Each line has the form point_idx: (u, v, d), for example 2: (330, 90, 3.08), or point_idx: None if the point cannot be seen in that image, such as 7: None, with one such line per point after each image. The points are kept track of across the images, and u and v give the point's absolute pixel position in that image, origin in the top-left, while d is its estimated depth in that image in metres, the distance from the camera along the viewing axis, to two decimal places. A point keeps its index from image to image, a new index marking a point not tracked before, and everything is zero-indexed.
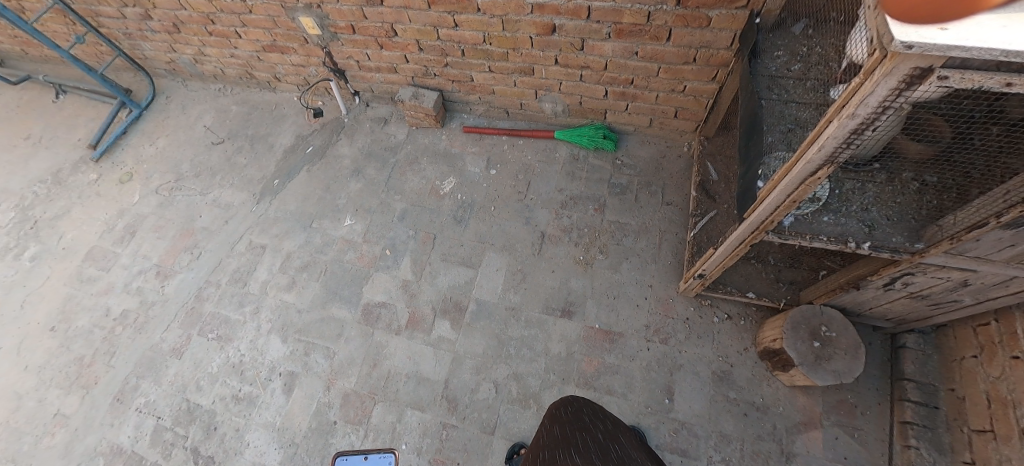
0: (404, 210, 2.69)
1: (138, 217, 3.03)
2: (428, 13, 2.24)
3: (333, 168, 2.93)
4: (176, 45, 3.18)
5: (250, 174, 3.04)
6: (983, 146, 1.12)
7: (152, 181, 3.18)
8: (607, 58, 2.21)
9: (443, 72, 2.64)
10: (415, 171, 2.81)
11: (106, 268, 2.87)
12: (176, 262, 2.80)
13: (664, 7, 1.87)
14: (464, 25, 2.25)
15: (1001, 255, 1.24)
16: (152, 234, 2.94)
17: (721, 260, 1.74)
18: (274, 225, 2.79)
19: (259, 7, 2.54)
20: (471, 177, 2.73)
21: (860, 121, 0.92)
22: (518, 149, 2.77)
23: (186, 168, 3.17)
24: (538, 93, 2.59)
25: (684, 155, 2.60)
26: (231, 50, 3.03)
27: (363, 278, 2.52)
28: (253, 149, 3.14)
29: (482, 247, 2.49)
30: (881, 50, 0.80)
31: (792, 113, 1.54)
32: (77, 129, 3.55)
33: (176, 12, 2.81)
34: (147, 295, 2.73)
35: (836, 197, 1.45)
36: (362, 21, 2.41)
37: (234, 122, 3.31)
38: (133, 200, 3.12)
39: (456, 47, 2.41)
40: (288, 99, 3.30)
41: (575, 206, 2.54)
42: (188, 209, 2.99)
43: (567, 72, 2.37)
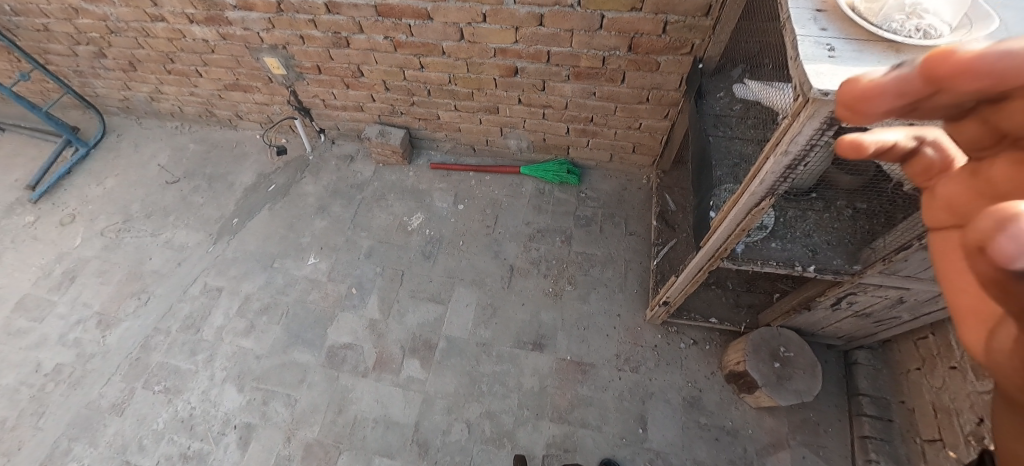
0: (371, 247, 2.65)
1: (79, 262, 2.83)
2: (394, 55, 2.31)
3: (297, 206, 2.87)
4: (131, 83, 3.09)
5: (207, 214, 2.92)
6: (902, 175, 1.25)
7: (97, 223, 3.00)
8: (568, 98, 2.33)
9: (410, 110, 2.69)
10: (382, 207, 2.80)
11: (38, 319, 2.63)
12: (120, 309, 2.61)
13: (617, 53, 2.02)
14: (429, 67, 2.33)
15: (928, 273, 1.36)
16: (94, 280, 2.74)
17: (683, 288, 1.79)
18: (231, 266, 2.67)
19: (222, 47, 2.54)
20: (438, 212, 2.74)
21: (793, 157, 0.99)
22: (486, 184, 2.82)
23: (137, 209, 3.02)
24: (503, 131, 2.68)
25: (644, 187, 2.72)
26: (190, 88, 2.97)
27: (328, 319, 2.43)
28: (211, 188, 3.04)
29: (451, 282, 2.48)
30: (802, 95, 0.87)
31: (736, 149, 1.68)
32: (13, 170, 3.33)
33: (132, 51, 2.76)
34: (85, 347, 2.50)
35: (781, 224, 1.55)
36: (328, 62, 2.45)
37: (191, 161, 3.20)
38: (75, 244, 2.91)
39: (422, 88, 2.48)
40: (250, 136, 3.24)
41: (542, 239, 2.59)
42: (136, 252, 2.82)
43: (530, 111, 2.47)
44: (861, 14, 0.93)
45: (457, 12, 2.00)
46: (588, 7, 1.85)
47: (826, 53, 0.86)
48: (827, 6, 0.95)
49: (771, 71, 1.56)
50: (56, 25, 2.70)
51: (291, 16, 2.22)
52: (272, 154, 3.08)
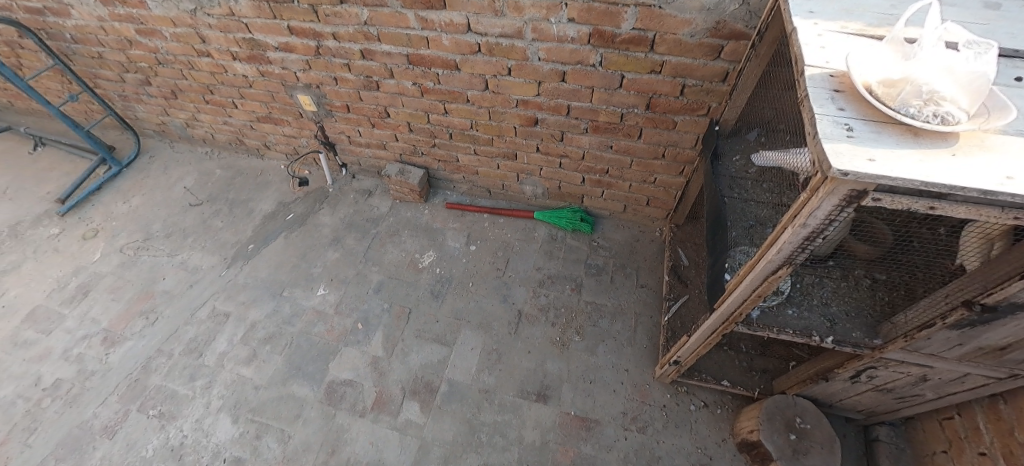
0: (381, 282, 2.65)
1: (95, 277, 2.87)
2: (421, 100, 2.42)
3: (312, 236, 2.92)
4: (170, 109, 3.26)
5: (224, 238, 2.98)
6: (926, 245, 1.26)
7: (117, 240, 3.07)
8: (585, 150, 2.39)
9: (430, 152, 2.78)
10: (394, 243, 2.83)
11: (46, 331, 2.64)
12: (126, 328, 2.61)
13: (635, 110, 2.09)
14: (453, 112, 2.43)
15: (953, 353, 1.31)
16: (106, 296, 2.77)
17: (695, 348, 1.75)
18: (241, 292, 2.69)
19: (259, 83, 2.69)
20: (450, 251, 2.76)
21: (811, 230, 0.98)
22: (499, 227, 2.85)
23: (158, 228, 3.10)
24: (520, 176, 2.74)
25: (656, 240, 2.72)
26: (225, 118, 3.12)
27: (330, 353, 2.40)
28: (231, 213, 3.12)
29: (458, 324, 2.45)
30: (821, 173, 0.89)
31: (752, 211, 1.70)
32: (47, 183, 3.47)
33: (176, 81, 2.93)
34: (87, 364, 2.49)
35: (797, 290, 1.52)
36: (357, 102, 2.57)
37: (216, 186, 3.31)
38: (93, 259, 2.98)
39: (444, 131, 2.57)
40: (275, 166, 3.36)
41: (552, 285, 2.57)
42: (151, 271, 2.86)
43: (547, 159, 2.54)
44: (879, 97, 0.94)
45: (483, 65, 2.10)
46: (609, 67, 1.94)
47: (844, 133, 0.88)
48: (845, 86, 0.98)
49: (788, 137, 1.60)
50: (110, 54, 2.89)
51: (328, 59, 2.36)
52: (293, 184, 3.17)
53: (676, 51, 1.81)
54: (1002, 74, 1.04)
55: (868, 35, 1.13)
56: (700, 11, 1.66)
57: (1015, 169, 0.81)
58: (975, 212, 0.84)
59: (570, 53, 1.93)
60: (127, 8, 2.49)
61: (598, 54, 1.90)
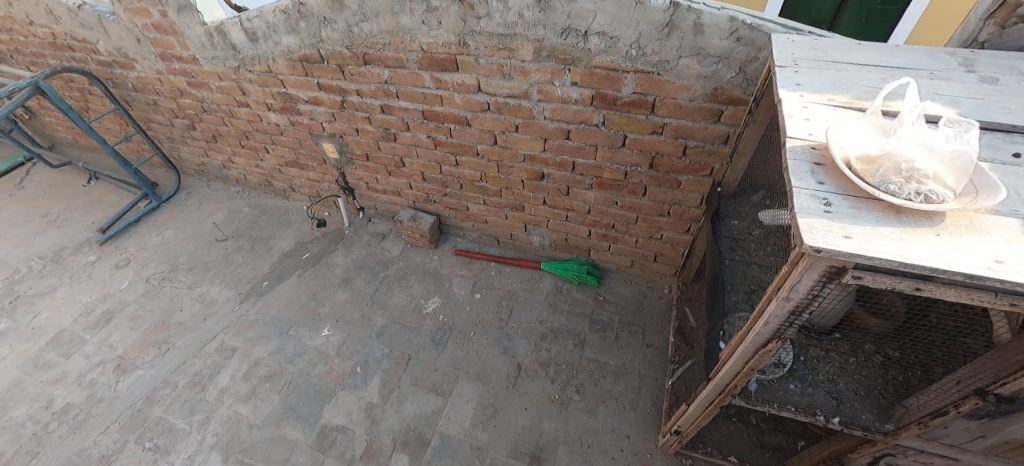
0: (384, 326, 2.67)
1: (119, 304, 3.02)
2: (434, 151, 2.54)
3: (324, 275, 3.00)
4: (210, 151, 3.53)
5: (242, 273, 3.10)
6: (939, 323, 1.18)
7: (146, 269, 3.25)
8: (590, 204, 2.42)
9: (442, 200, 2.87)
10: (402, 287, 2.87)
11: (66, 355, 2.76)
12: (138, 356, 2.69)
13: (639, 169, 2.13)
14: (464, 164, 2.53)
15: (977, 446, 1.18)
16: (126, 324, 2.89)
17: (694, 419, 1.64)
18: (250, 328, 2.75)
19: (290, 131, 2.91)
20: (455, 298, 2.78)
21: (796, 304, 0.95)
22: (505, 276, 2.86)
23: (183, 260, 3.26)
24: (527, 227, 2.77)
25: (665, 297, 2.66)
26: (257, 161, 3.35)
27: (327, 396, 2.38)
28: (252, 250, 3.26)
29: (456, 375, 2.41)
30: (798, 246, 0.88)
31: (755, 275, 1.66)
32: (93, 214, 3.76)
33: (218, 127, 3.20)
34: (96, 390, 2.56)
35: (801, 363, 1.44)
36: (375, 151, 2.73)
37: (242, 222, 3.50)
38: (121, 286, 3.15)
39: (455, 181, 2.67)
40: (298, 207, 3.53)
41: (554, 339, 2.52)
42: (171, 301, 2.99)
43: (553, 212, 2.58)
44: (858, 172, 0.92)
45: (492, 121, 2.22)
46: (612, 127, 2.00)
47: (821, 207, 0.87)
48: (825, 159, 0.98)
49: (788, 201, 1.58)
50: (163, 101, 3.21)
51: (351, 112, 2.55)
52: (313, 225, 3.31)
53: (676, 114, 1.86)
54: (1000, 148, 1.00)
55: (855, 107, 1.13)
56: (697, 78, 1.72)
57: (1007, 252, 0.77)
58: (966, 296, 0.80)
59: (574, 114, 2.02)
60: (182, 64, 2.80)
61: (601, 115, 1.97)
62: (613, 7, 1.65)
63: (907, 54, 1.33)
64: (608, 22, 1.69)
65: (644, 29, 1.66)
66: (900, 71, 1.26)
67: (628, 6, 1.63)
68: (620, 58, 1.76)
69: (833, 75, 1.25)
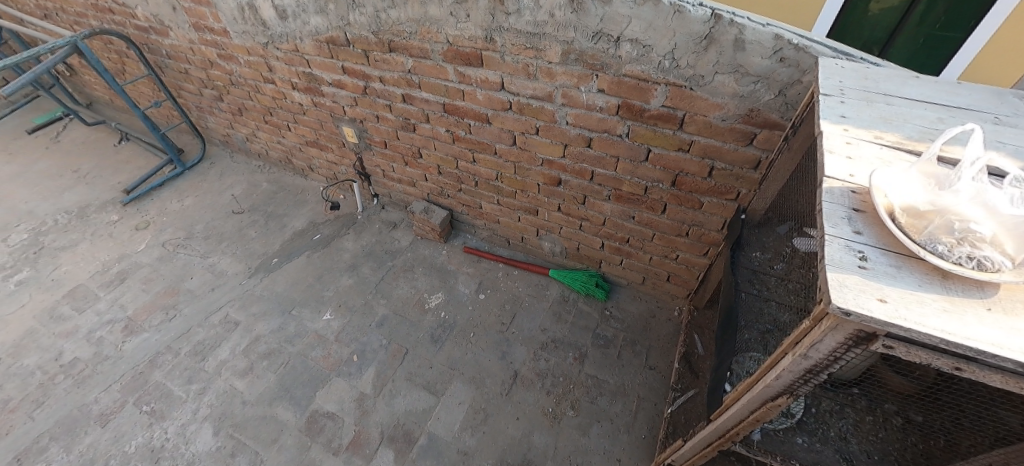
0: (385, 316, 2.65)
1: (134, 266, 3.10)
2: (452, 146, 2.50)
3: (332, 259, 3.01)
4: (235, 124, 3.56)
5: (253, 248, 3.13)
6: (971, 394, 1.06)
7: (163, 234, 3.32)
8: (606, 216, 2.34)
9: (456, 195, 2.82)
10: (407, 279, 2.85)
11: (80, 310, 2.84)
12: (146, 319, 2.75)
13: (661, 185, 2.03)
14: (481, 162, 2.48)
15: None
16: (138, 286, 2.96)
17: (690, 457, 1.56)
18: (255, 304, 2.77)
19: (312, 111, 2.90)
20: (458, 296, 2.74)
21: (815, 363, 0.86)
22: (512, 279, 2.81)
23: (199, 229, 3.31)
24: (539, 232, 2.70)
25: (674, 319, 2.56)
26: (279, 138, 3.36)
27: (321, 381, 2.38)
28: (265, 225, 3.29)
29: (450, 375, 2.37)
30: (823, 302, 0.79)
31: (772, 314, 1.57)
32: (121, 174, 3.86)
33: (243, 100, 3.22)
34: (103, 347, 2.63)
35: (812, 415, 1.34)
36: (394, 140, 2.70)
37: (259, 197, 3.53)
38: (138, 248, 3.22)
39: (471, 178, 2.62)
40: (315, 187, 3.54)
41: (554, 350, 2.46)
42: (183, 268, 3.04)
43: (567, 219, 2.50)
44: (904, 227, 0.82)
45: (513, 122, 2.16)
46: (637, 140, 1.91)
47: (856, 262, 0.78)
48: (866, 206, 0.88)
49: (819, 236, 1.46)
50: (194, 71, 3.25)
51: (373, 98, 2.53)
52: (326, 207, 3.31)
53: (706, 133, 1.76)
54: None
55: (906, 149, 1.02)
56: (732, 96, 1.61)
57: None
58: (1016, 384, 0.70)
59: (598, 122, 1.93)
60: (214, 35, 2.82)
61: (626, 126, 1.88)
62: (650, 13, 1.55)
63: (971, 93, 1.21)
64: (643, 29, 1.59)
65: (681, 39, 1.56)
66: (962, 112, 1.14)
67: (666, 14, 1.53)
68: (652, 68, 1.67)
69: (884, 110, 1.14)
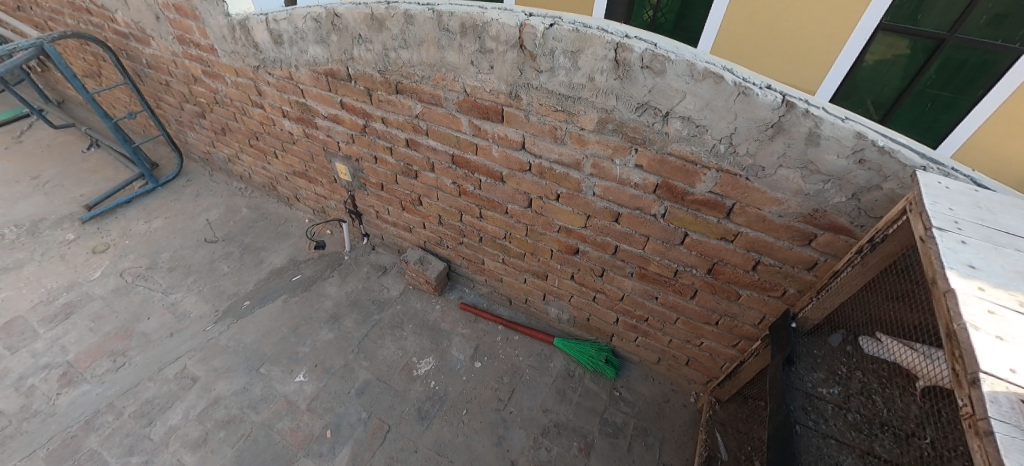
0: (367, 382, 2.35)
1: (84, 298, 2.72)
2: (457, 198, 2.24)
3: (312, 306, 2.70)
4: (217, 142, 3.25)
5: (224, 286, 2.79)
6: None
7: (123, 261, 2.95)
8: (625, 292, 2.09)
9: (457, 247, 2.55)
10: (394, 337, 2.55)
11: (12, 349, 2.45)
12: (89, 368, 2.38)
13: (694, 271, 1.79)
14: (488, 219, 2.23)
15: None
16: (85, 323, 2.58)
17: None
18: (218, 356, 2.43)
19: (303, 142, 2.62)
20: (451, 363, 2.45)
21: None
22: (511, 345, 2.55)
23: (164, 258, 2.96)
24: (546, 296, 2.44)
25: (689, 406, 2.31)
26: (264, 164, 3.06)
27: (286, 462, 2.06)
28: (241, 259, 2.96)
29: (437, 462, 2.07)
30: None
31: (833, 456, 1.32)
32: (84, 185, 3.50)
33: (228, 121, 2.92)
34: (33, 400, 2.24)
35: None
36: (392, 184, 2.44)
37: (237, 225, 3.20)
38: (91, 276, 2.85)
39: (475, 233, 2.36)
40: (299, 218, 3.24)
41: (557, 437, 2.18)
42: (140, 305, 2.68)
43: (580, 289, 2.25)
44: None
45: (531, 184, 1.91)
46: (673, 222, 1.67)
47: None
48: None
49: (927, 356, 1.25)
50: (176, 84, 2.95)
51: (372, 138, 2.26)
52: (310, 244, 3.01)
53: (757, 226, 1.53)
54: None
55: None
56: (795, 193, 1.39)
57: None
58: None
59: (630, 198, 1.69)
60: (199, 51, 2.53)
61: (663, 206, 1.65)
62: (709, 92, 1.33)
63: None
64: (699, 108, 1.37)
65: (743, 124, 1.34)
66: None
67: (729, 94, 1.31)
68: (703, 151, 1.43)
69: (1017, 260, 0.92)
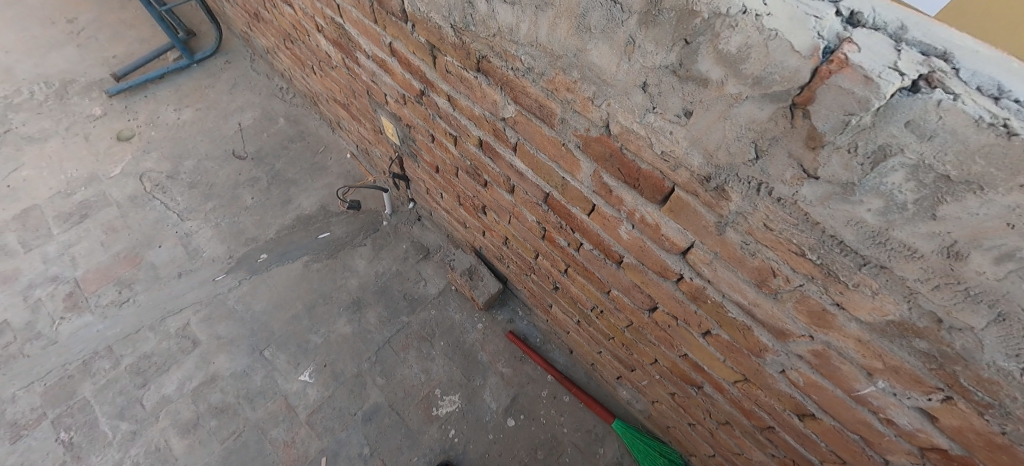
0: (377, 407, 1.94)
1: (101, 199, 2.39)
2: (537, 239, 1.46)
3: (334, 281, 2.22)
4: (253, 26, 2.50)
5: (244, 225, 2.36)
6: None
7: (145, 159, 2.55)
8: (746, 454, 1.37)
9: (520, 276, 1.85)
10: (419, 354, 2.07)
11: (27, 246, 2.24)
12: (95, 294, 2.13)
13: None
14: (575, 282, 1.46)
15: None
16: (98, 234, 2.29)
17: None
18: (223, 321, 2.09)
19: (342, 72, 1.82)
20: (479, 410, 1.96)
21: None
22: (557, 407, 1.99)
23: (188, 168, 2.52)
24: (621, 378, 1.78)
25: None
26: (302, 74, 2.33)
27: None
28: (267, 192, 2.47)
29: None
30: None
31: None
32: (118, 43, 2.97)
33: (259, 7, 2.13)
34: (38, 319, 2.06)
35: None
36: (450, 175, 1.67)
37: (270, 141, 2.64)
38: (111, 172, 2.49)
39: (551, 281, 1.63)
40: (341, 151, 2.62)
41: None
42: (154, 226, 2.33)
43: (676, 407, 1.55)
44: None
45: (667, 297, 1.10)
46: None
47: None
48: None
49: None
50: None
51: (431, 113, 1.43)
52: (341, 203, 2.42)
53: None
54: None
55: None
56: None
57: None
58: None
59: (858, 421, 0.89)
60: None
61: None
62: None
63: None
64: None
65: None
66: None
67: None
68: None
69: None
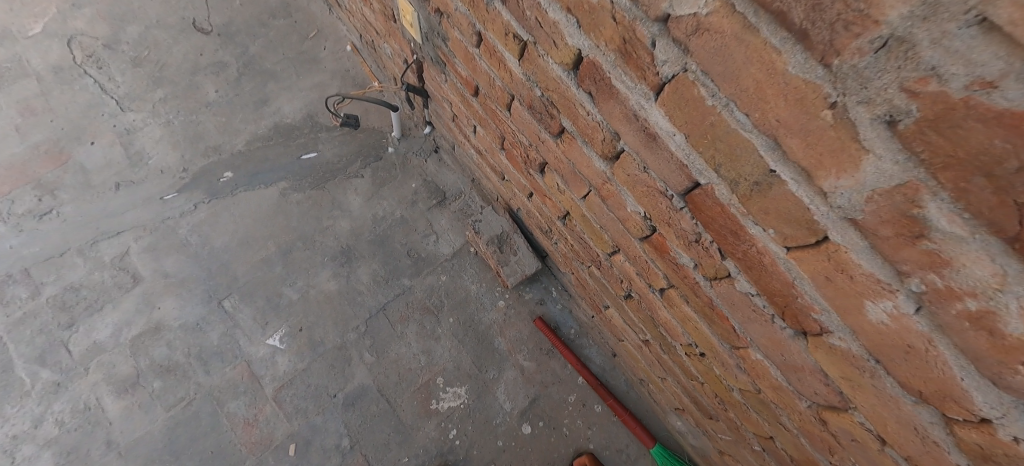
0: (363, 390, 1.54)
1: (13, 66, 1.77)
2: (628, 237, 0.90)
3: (318, 220, 1.70)
4: None
5: (204, 129, 1.78)
6: None
7: (74, 16, 1.87)
8: None
9: (572, 262, 1.34)
10: (421, 329, 1.62)
11: None
12: (7, 197, 1.63)
13: None
14: (675, 311, 0.93)
15: None
16: (10, 115, 1.72)
17: None
18: (173, 255, 1.61)
19: None
20: (489, 410, 1.57)
21: None
22: (586, 418, 1.60)
23: (133, 38, 1.87)
24: (683, 411, 1.35)
25: None
26: None
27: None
28: (237, 87, 1.84)
29: None
30: None
31: None
32: None
33: None
34: None
35: None
36: (497, 105, 1.06)
37: (246, 15, 1.95)
38: (28, 30, 1.83)
39: (625, 289, 1.10)
40: (340, 42, 1.94)
41: None
42: (85, 114, 1.75)
43: None
44: None
45: (902, 425, 0.57)
46: None
47: None
48: None
49: None
50: None
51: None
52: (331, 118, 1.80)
53: None
54: None
55: None
56: None
57: None
58: None
59: None
60: None
61: None
62: None
63: None
64: None
65: None
66: None
67: None
68: None
69: None
